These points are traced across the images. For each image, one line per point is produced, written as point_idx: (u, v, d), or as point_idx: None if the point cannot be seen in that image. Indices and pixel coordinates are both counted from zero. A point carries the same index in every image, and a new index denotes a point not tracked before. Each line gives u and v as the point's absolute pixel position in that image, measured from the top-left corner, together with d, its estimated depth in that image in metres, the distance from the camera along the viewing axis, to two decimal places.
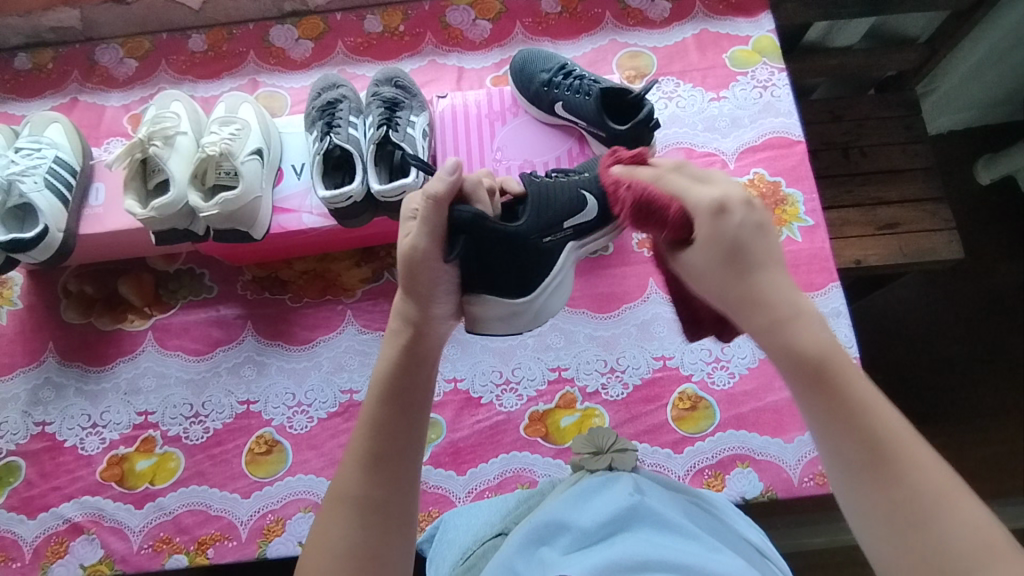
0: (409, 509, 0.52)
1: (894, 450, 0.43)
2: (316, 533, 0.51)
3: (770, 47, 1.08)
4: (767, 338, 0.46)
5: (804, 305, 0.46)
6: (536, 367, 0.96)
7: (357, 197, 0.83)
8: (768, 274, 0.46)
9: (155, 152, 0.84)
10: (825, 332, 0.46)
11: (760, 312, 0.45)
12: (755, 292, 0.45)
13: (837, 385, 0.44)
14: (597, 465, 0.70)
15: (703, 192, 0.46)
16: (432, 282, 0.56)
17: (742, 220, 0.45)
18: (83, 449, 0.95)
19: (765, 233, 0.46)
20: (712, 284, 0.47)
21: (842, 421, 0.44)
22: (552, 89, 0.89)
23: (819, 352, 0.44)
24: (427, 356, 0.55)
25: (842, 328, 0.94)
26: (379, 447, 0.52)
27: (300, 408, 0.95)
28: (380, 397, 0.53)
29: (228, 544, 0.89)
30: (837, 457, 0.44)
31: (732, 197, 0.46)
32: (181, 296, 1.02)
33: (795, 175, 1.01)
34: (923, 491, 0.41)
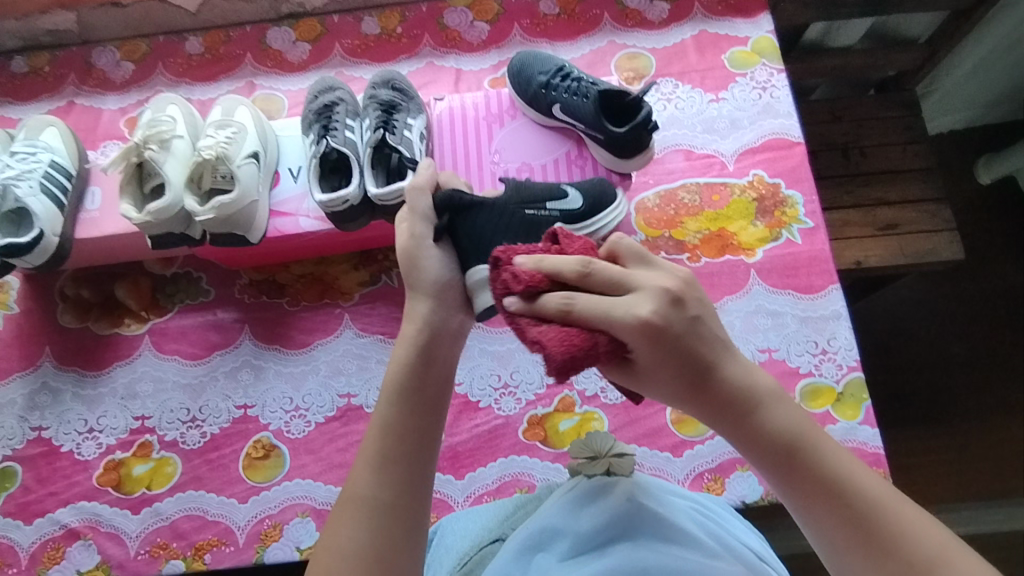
0: (422, 512, 0.53)
1: (876, 521, 0.47)
2: (326, 535, 0.51)
3: (769, 48, 1.08)
4: (735, 429, 0.52)
5: (762, 388, 0.52)
6: (535, 370, 0.96)
7: (354, 200, 0.82)
8: (725, 367, 0.51)
9: (150, 156, 0.83)
10: (786, 411, 0.51)
11: (728, 403, 0.51)
12: (717, 387, 0.51)
13: (807, 461, 0.49)
14: (594, 471, 0.68)
15: (626, 313, 0.48)
16: (437, 281, 0.61)
17: (680, 324, 0.50)
18: (80, 454, 0.94)
19: (703, 325, 0.51)
20: (676, 389, 0.52)
21: (822, 499, 0.48)
22: (550, 91, 0.88)
23: (781, 433, 0.50)
24: (441, 351, 0.58)
25: (842, 330, 0.93)
26: (386, 449, 0.53)
27: (298, 412, 0.95)
28: (391, 398, 0.55)
29: (226, 550, 0.89)
30: (831, 536, 0.48)
31: (658, 308, 0.49)
32: (178, 299, 1.01)
33: (795, 176, 1.01)
34: (916, 551, 0.45)
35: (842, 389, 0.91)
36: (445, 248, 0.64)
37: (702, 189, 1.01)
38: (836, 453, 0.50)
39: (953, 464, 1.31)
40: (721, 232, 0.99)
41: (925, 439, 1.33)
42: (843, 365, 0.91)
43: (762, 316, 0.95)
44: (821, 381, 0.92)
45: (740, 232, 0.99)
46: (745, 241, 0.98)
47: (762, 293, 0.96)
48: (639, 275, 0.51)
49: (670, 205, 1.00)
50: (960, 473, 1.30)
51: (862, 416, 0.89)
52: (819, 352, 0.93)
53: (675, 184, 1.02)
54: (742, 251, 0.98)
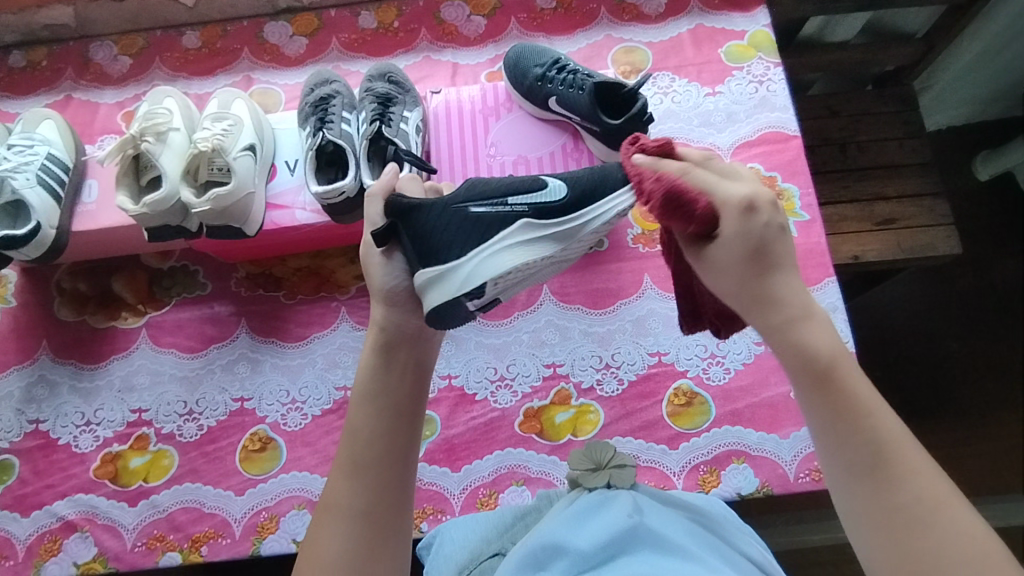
0: (401, 518, 0.54)
1: (892, 457, 0.45)
2: (309, 545, 0.52)
3: (765, 41, 1.08)
4: (778, 334, 0.49)
5: (811, 306, 0.49)
6: (531, 364, 0.96)
7: (350, 192, 0.82)
8: (785, 279, 0.49)
9: (147, 148, 0.83)
10: (830, 335, 0.48)
11: (773, 304, 0.49)
12: (775, 289, 0.49)
13: (842, 382, 0.47)
14: (596, 481, 0.70)
15: (732, 189, 0.49)
16: (383, 289, 0.60)
17: (767, 221, 0.49)
18: (77, 446, 0.94)
19: (783, 237, 0.49)
20: (738, 275, 0.50)
21: (844, 420, 0.46)
22: (546, 83, 0.88)
23: (824, 348, 0.47)
24: (401, 353, 0.58)
25: (838, 323, 0.94)
26: (359, 454, 0.54)
27: (295, 404, 0.95)
28: (363, 406, 0.56)
29: (222, 542, 0.89)
30: (837, 458, 0.47)
31: (758, 196, 0.49)
32: (175, 292, 1.01)
33: (791, 170, 1.01)
34: (921, 495, 0.44)
35: None
36: (393, 254, 0.61)
37: None
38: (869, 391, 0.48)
39: (949, 459, 1.31)
40: None
41: (922, 434, 1.33)
42: None
43: None
44: None
45: None
46: None
47: None
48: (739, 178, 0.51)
49: None
50: (956, 467, 1.31)
51: None
52: None
53: None
54: None
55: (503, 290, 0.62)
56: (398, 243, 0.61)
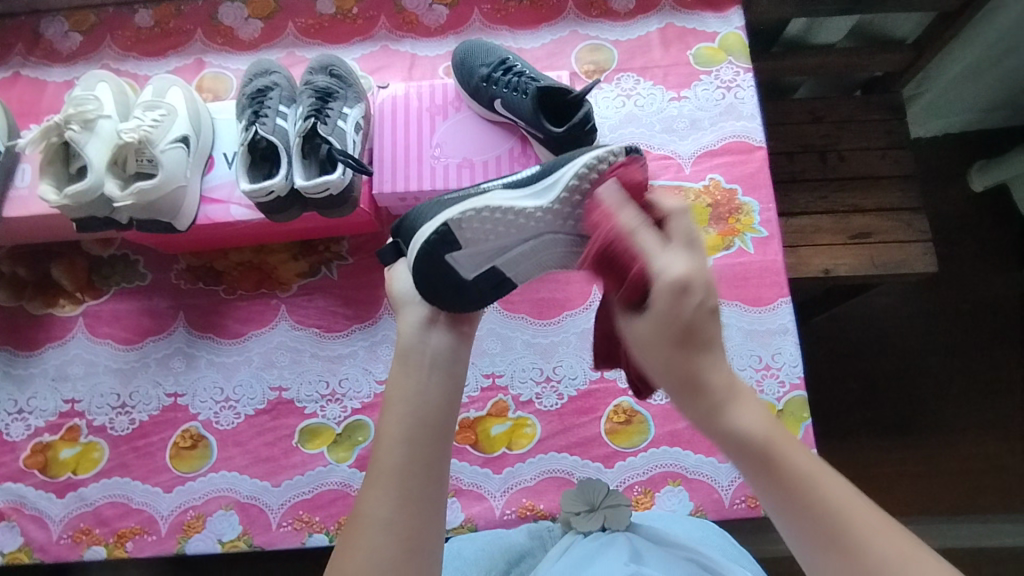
0: (427, 530, 0.55)
1: (847, 527, 0.46)
2: (339, 558, 0.54)
3: (737, 45, 1.03)
4: (707, 420, 0.50)
5: (737, 387, 0.50)
6: (470, 373, 0.93)
7: (280, 192, 0.80)
8: (712, 363, 0.50)
9: (71, 136, 0.80)
10: (759, 415, 0.50)
11: (705, 391, 0.50)
12: (704, 375, 0.50)
13: (779, 462, 0.48)
14: (591, 525, 0.76)
15: (666, 263, 0.50)
16: (406, 298, 0.66)
17: (700, 297, 0.49)
18: (8, 434, 0.93)
19: (715, 319, 0.50)
20: (665, 360, 0.50)
21: (791, 504, 0.48)
22: (490, 85, 0.84)
23: (756, 433, 0.49)
24: (416, 360, 0.62)
25: (788, 345, 0.91)
26: (389, 460, 0.57)
27: (228, 403, 0.93)
28: (392, 415, 0.59)
29: (148, 538, 0.88)
30: (800, 536, 0.48)
31: (691, 269, 0.49)
32: (114, 282, 0.99)
33: (752, 183, 0.97)
34: (885, 557, 0.44)
35: (783, 406, 0.89)
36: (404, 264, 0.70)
37: None
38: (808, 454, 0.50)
39: (912, 479, 1.29)
40: None
41: (886, 453, 1.31)
42: (785, 383, 0.89)
43: None
44: (762, 398, 0.90)
45: None
46: None
47: None
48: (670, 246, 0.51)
49: None
50: (919, 488, 1.28)
51: (801, 436, 0.87)
52: (762, 367, 0.90)
53: None
54: None
55: (491, 250, 0.63)
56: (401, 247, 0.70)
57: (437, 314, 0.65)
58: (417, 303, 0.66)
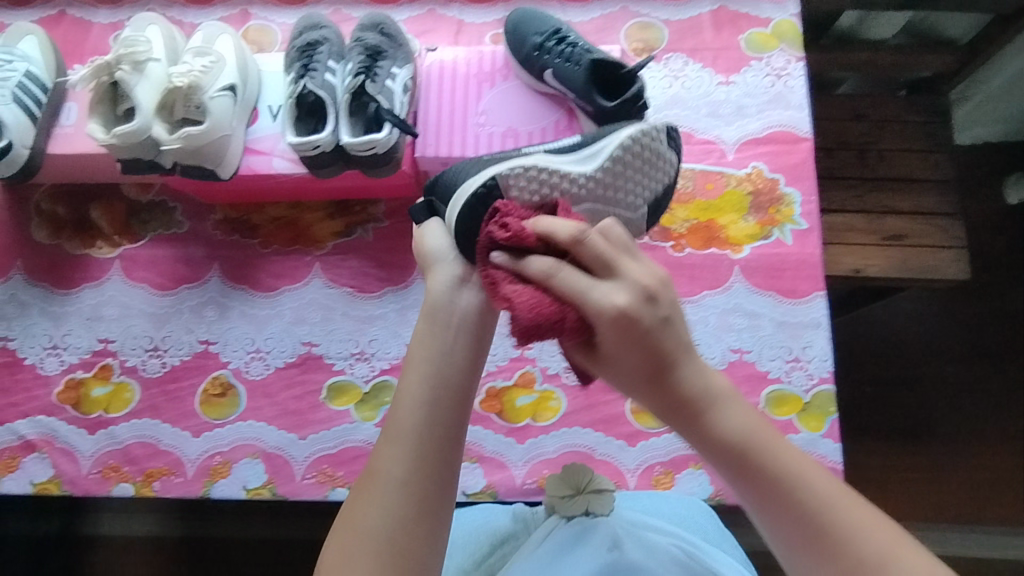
0: (441, 495, 0.56)
1: (825, 515, 0.53)
2: (355, 505, 0.55)
3: (790, 32, 1.01)
4: (690, 429, 0.56)
5: (716, 391, 0.56)
6: (499, 343, 0.94)
7: (325, 147, 0.79)
8: (686, 368, 0.55)
9: (122, 77, 0.80)
10: (739, 415, 0.56)
11: (682, 404, 0.55)
12: (677, 385, 0.54)
13: (757, 460, 0.54)
14: (574, 510, 0.73)
15: (602, 298, 0.51)
16: (441, 252, 0.65)
17: (651, 320, 0.52)
18: (42, 369, 0.95)
19: (673, 329, 0.54)
20: (634, 381, 0.55)
21: (774, 501, 0.54)
22: (542, 54, 0.84)
23: (735, 434, 0.55)
24: (444, 322, 0.60)
25: (819, 339, 0.91)
26: (405, 425, 0.56)
27: (258, 354, 0.94)
28: (416, 377, 0.58)
29: (174, 480, 0.90)
30: (783, 533, 0.54)
31: (633, 300, 0.51)
32: (152, 227, 1.00)
33: (795, 174, 0.96)
34: (864, 543, 0.51)
35: (809, 399, 0.89)
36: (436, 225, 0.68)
37: (697, 176, 0.97)
38: (784, 444, 0.56)
39: (922, 484, 1.29)
40: (709, 224, 0.95)
41: (898, 456, 1.30)
42: (813, 376, 0.89)
43: (737, 316, 0.93)
44: (788, 389, 0.90)
45: (729, 226, 0.95)
46: (733, 236, 0.95)
47: (742, 292, 0.93)
48: (613, 268, 0.53)
49: None
50: (927, 493, 1.28)
51: (825, 429, 0.88)
52: (791, 359, 0.91)
53: None
54: (728, 246, 0.95)
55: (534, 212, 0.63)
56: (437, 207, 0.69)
57: (469, 274, 0.63)
58: (449, 261, 0.64)
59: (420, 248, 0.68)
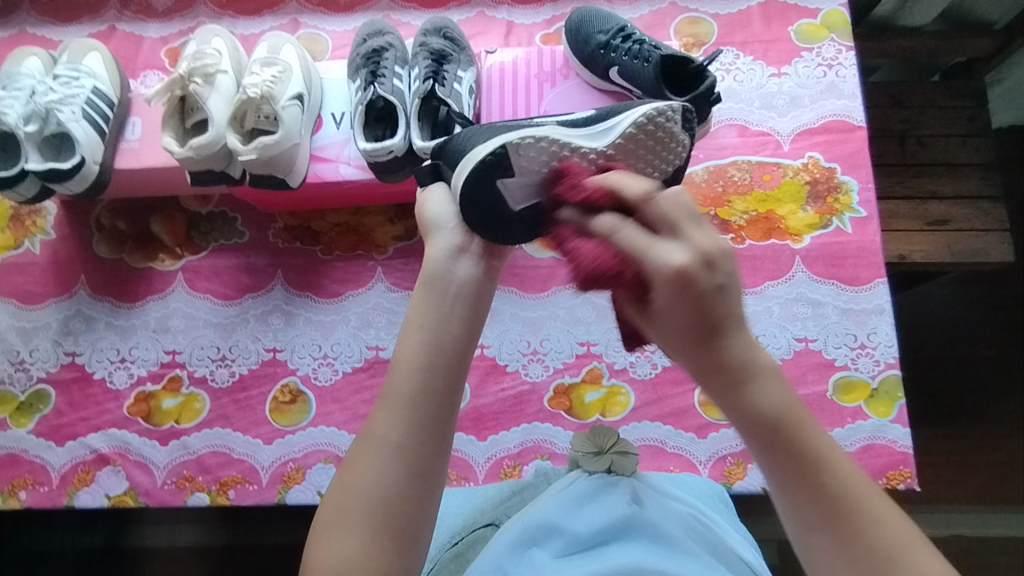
0: (433, 466, 0.49)
1: (855, 506, 0.43)
2: (345, 473, 0.50)
3: (840, 22, 1.02)
4: (724, 396, 0.44)
5: (761, 363, 0.43)
6: (565, 340, 0.95)
7: (398, 152, 0.80)
8: (740, 339, 0.43)
9: (195, 90, 0.82)
10: (781, 391, 0.44)
11: (719, 374, 0.43)
12: (722, 353, 0.43)
13: (793, 442, 0.44)
14: (596, 467, 0.67)
15: (662, 255, 0.41)
16: (441, 216, 0.58)
17: (708, 287, 0.40)
18: (112, 382, 0.96)
19: (731, 295, 0.42)
20: (672, 341, 0.44)
21: (802, 486, 0.43)
22: (609, 52, 0.84)
23: (776, 412, 0.43)
24: (442, 285, 0.53)
25: (883, 325, 0.91)
26: (399, 389, 0.50)
27: (326, 360, 0.95)
28: (409, 337, 0.51)
29: (249, 488, 0.90)
30: (796, 516, 0.44)
31: (693, 261, 0.40)
32: (212, 238, 1.01)
33: (852, 162, 0.96)
34: (883, 543, 0.42)
35: (877, 385, 0.89)
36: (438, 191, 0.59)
37: (753, 168, 0.98)
38: (821, 427, 0.45)
39: (968, 467, 1.27)
40: (768, 214, 0.96)
41: (941, 440, 1.29)
42: (881, 362, 0.89)
43: (802, 305, 0.93)
44: (856, 376, 0.90)
45: (788, 216, 0.96)
46: (793, 226, 0.95)
47: (804, 281, 0.94)
48: (676, 226, 0.42)
49: (719, 181, 0.98)
50: (974, 477, 1.27)
51: (895, 415, 0.88)
52: (857, 346, 0.91)
53: (725, 160, 0.98)
54: (788, 236, 0.95)
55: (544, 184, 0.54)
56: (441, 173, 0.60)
57: (469, 243, 0.56)
58: (449, 229, 0.56)
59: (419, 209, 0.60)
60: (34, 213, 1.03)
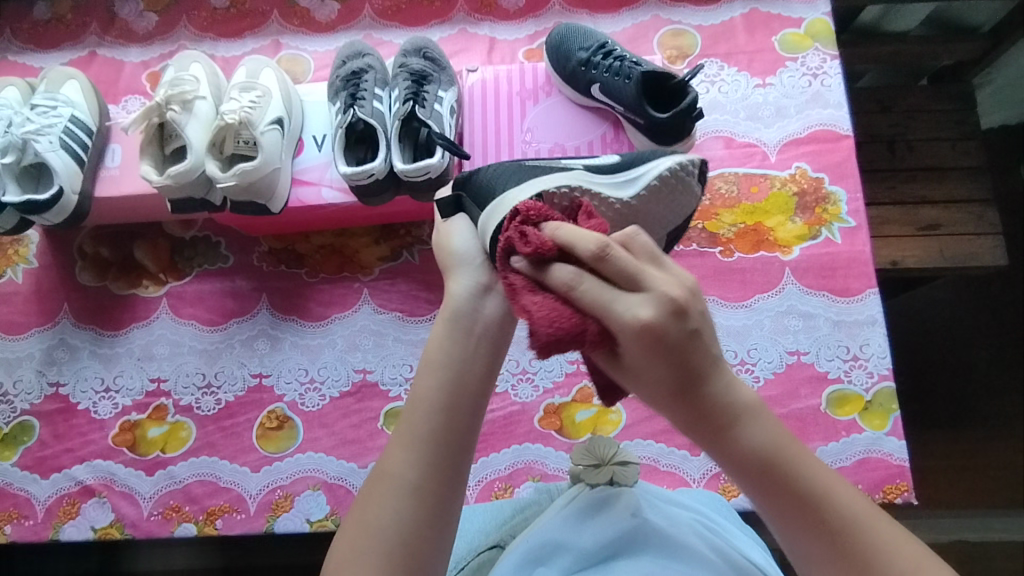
0: (448, 502, 0.49)
1: (853, 535, 0.44)
2: (358, 510, 0.49)
3: (824, 31, 1.01)
4: (713, 442, 0.47)
5: (740, 404, 0.46)
6: (555, 359, 0.94)
7: (379, 174, 0.79)
8: (714, 379, 0.45)
9: (172, 117, 0.81)
10: (765, 426, 0.46)
11: (704, 420, 0.45)
12: (704, 398, 0.45)
13: (784, 475, 0.46)
14: (597, 480, 0.66)
15: (625, 309, 0.41)
16: (460, 253, 0.57)
17: (675, 334, 0.42)
18: (96, 413, 0.94)
19: (699, 341, 0.43)
20: (657, 393, 0.46)
21: (798, 516, 0.45)
22: (590, 69, 0.84)
23: (761, 445, 0.46)
24: (467, 325, 0.53)
25: (876, 336, 0.90)
26: (417, 426, 0.50)
27: (313, 385, 0.94)
28: (429, 372, 0.51)
29: (237, 516, 0.89)
30: (801, 549, 0.46)
31: (657, 314, 0.41)
32: (197, 264, 1.00)
33: (840, 172, 0.95)
34: (887, 572, 0.43)
35: (871, 398, 0.88)
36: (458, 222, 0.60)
37: (740, 180, 0.97)
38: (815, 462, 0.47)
39: (966, 471, 1.26)
40: (757, 227, 0.95)
41: (936, 444, 1.28)
42: (874, 374, 0.88)
43: (793, 318, 0.92)
44: (849, 389, 0.89)
45: (777, 228, 0.95)
46: (781, 238, 0.95)
47: (795, 294, 0.93)
48: (633, 280, 0.43)
49: (706, 194, 0.97)
50: (972, 481, 1.25)
51: (890, 427, 0.86)
52: (850, 358, 0.90)
53: (712, 173, 0.98)
54: (777, 248, 0.94)
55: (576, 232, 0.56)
56: (464, 205, 0.61)
57: (494, 282, 0.55)
58: (474, 266, 0.56)
59: (440, 241, 0.60)
60: (17, 242, 1.02)
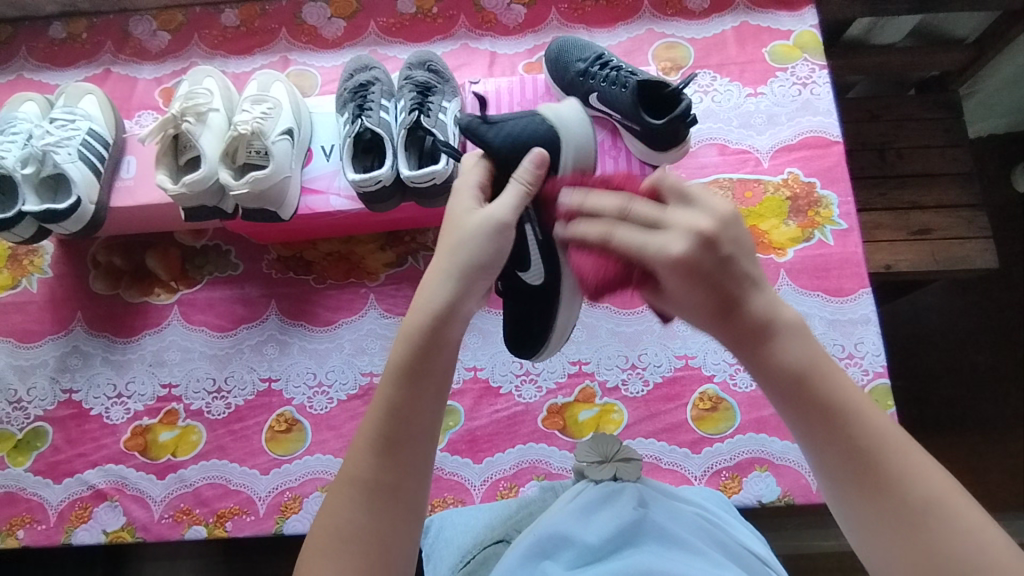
0: (410, 498, 0.51)
1: (886, 462, 0.46)
2: (326, 505, 0.51)
3: (812, 42, 1.05)
4: (753, 356, 0.50)
5: (782, 320, 0.50)
6: (557, 360, 0.96)
7: (386, 181, 0.82)
8: (761, 297, 0.50)
9: (188, 128, 0.85)
10: (803, 345, 0.50)
11: (745, 325, 0.50)
12: (746, 316, 0.49)
13: (819, 396, 0.48)
14: (601, 475, 0.67)
15: (660, 245, 0.48)
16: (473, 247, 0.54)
17: (713, 259, 0.48)
18: (108, 418, 0.96)
19: (738, 264, 0.49)
20: (704, 318, 0.51)
21: (826, 434, 0.48)
22: (587, 79, 0.88)
23: (801, 360, 0.49)
24: (442, 336, 0.53)
25: (870, 335, 0.92)
26: (385, 429, 0.51)
27: (321, 388, 0.96)
28: (396, 376, 0.53)
29: (246, 519, 0.90)
30: (833, 472, 0.48)
31: (691, 246, 0.47)
32: (207, 271, 1.03)
33: (830, 176, 0.99)
34: (914, 500, 0.45)
35: (867, 394, 0.90)
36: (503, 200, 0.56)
37: (735, 185, 1.00)
38: (856, 394, 0.49)
39: (967, 475, 1.27)
40: (752, 229, 0.98)
41: (936, 447, 1.29)
42: (869, 371, 0.90)
43: None
44: None
45: (771, 230, 0.98)
46: (776, 240, 0.97)
47: (790, 294, 0.95)
48: (679, 210, 0.49)
49: None
50: (975, 484, 1.26)
51: None
52: (845, 356, 0.92)
53: (708, 178, 1.01)
54: (772, 250, 0.97)
55: None
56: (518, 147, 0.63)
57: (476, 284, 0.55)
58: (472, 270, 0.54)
59: (455, 223, 0.56)
60: (32, 253, 1.05)
